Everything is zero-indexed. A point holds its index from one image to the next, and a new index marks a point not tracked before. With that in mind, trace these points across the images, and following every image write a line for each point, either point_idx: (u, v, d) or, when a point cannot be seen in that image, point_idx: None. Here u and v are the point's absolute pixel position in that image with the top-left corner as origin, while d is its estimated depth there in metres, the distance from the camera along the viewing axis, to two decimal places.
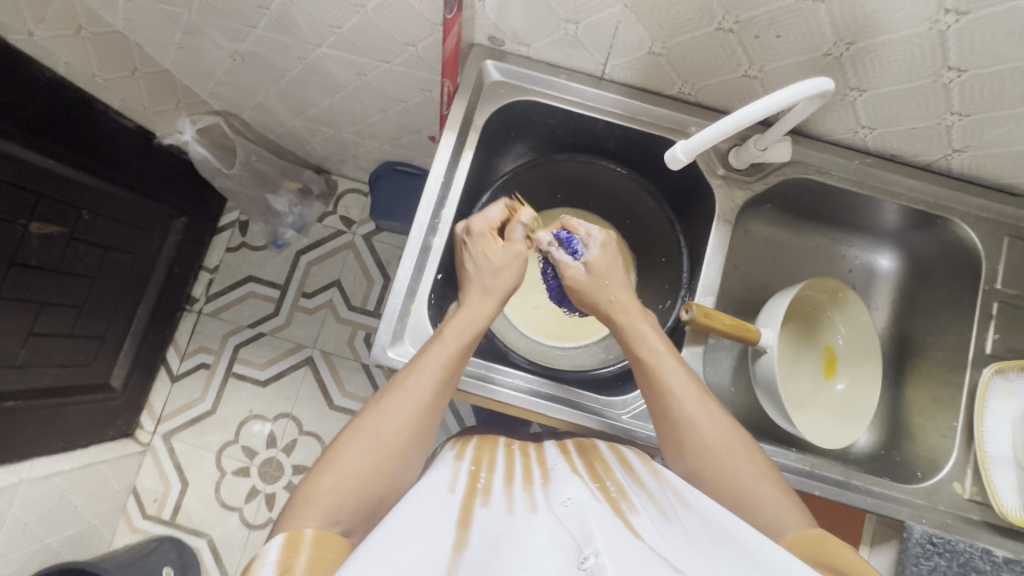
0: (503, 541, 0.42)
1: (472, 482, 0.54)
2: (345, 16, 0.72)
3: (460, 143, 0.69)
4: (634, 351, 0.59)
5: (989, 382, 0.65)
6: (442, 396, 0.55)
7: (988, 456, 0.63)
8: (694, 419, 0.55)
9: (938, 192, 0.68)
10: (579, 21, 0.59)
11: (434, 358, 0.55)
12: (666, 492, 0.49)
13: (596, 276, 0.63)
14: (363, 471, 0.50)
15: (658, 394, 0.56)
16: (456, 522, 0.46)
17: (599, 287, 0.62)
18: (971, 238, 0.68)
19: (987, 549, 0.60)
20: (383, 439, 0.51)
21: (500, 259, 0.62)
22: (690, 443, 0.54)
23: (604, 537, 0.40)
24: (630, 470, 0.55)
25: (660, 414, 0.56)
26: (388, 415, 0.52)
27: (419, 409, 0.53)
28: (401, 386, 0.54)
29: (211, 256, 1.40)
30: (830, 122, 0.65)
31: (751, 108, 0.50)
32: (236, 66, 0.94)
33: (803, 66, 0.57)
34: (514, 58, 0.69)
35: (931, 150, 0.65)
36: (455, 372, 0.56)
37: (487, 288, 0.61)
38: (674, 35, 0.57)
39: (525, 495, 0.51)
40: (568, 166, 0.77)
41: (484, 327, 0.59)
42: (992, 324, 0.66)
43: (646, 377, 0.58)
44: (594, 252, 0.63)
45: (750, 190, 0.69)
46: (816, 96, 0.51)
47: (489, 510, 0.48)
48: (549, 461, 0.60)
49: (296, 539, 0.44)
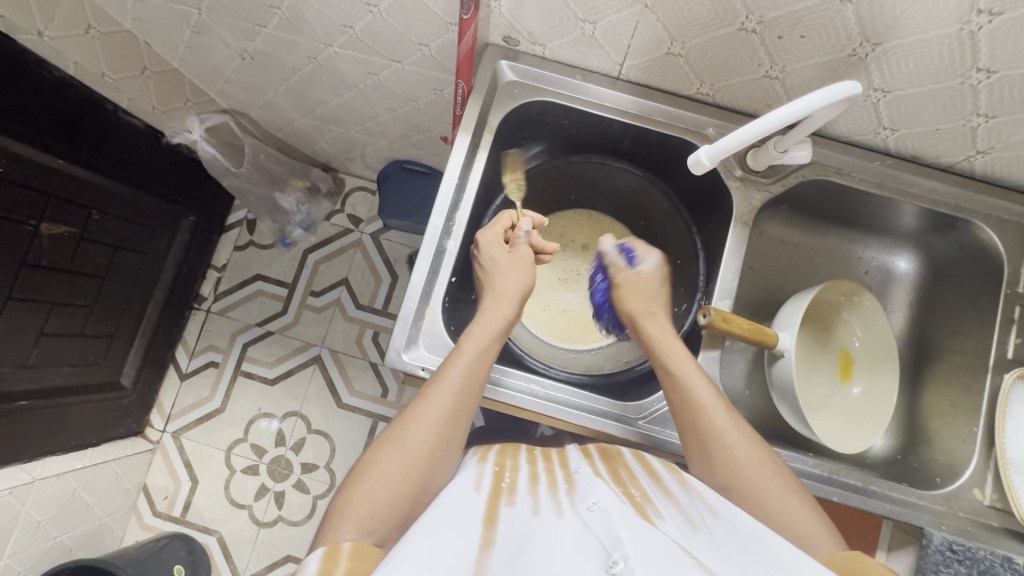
0: (530, 544, 0.42)
1: (497, 482, 0.54)
2: (357, 16, 0.71)
3: (474, 144, 0.68)
4: (665, 368, 0.59)
5: (1011, 387, 0.64)
6: (467, 406, 0.55)
7: (1008, 462, 0.62)
8: (722, 430, 0.55)
9: (959, 195, 0.67)
10: (597, 21, 0.58)
11: (455, 368, 0.55)
12: (694, 499, 0.50)
13: (641, 292, 0.65)
14: (395, 481, 0.49)
15: (688, 409, 0.56)
16: (484, 522, 0.45)
17: (639, 302, 0.65)
18: (993, 241, 0.67)
19: (1007, 557, 0.59)
20: (411, 451, 0.51)
21: (509, 263, 0.62)
22: (719, 455, 0.54)
23: (632, 541, 0.39)
24: (656, 476, 0.54)
25: (689, 430, 0.56)
26: (412, 427, 0.52)
27: (445, 417, 0.53)
28: (423, 398, 0.54)
29: (219, 254, 1.40)
30: (852, 123, 0.64)
31: (768, 116, 0.50)
32: (245, 65, 0.93)
33: (826, 67, 0.55)
34: (529, 58, 0.68)
35: (954, 152, 0.63)
36: (476, 382, 0.56)
37: (502, 293, 0.61)
38: (694, 35, 0.56)
39: (551, 497, 0.51)
40: (582, 168, 0.76)
41: (501, 333, 0.59)
42: (1014, 328, 0.65)
43: (677, 395, 0.58)
44: (649, 265, 0.66)
45: (768, 192, 0.68)
46: (842, 101, 0.50)
47: (515, 509, 0.48)
48: (573, 466, 0.59)
49: (334, 552, 0.43)
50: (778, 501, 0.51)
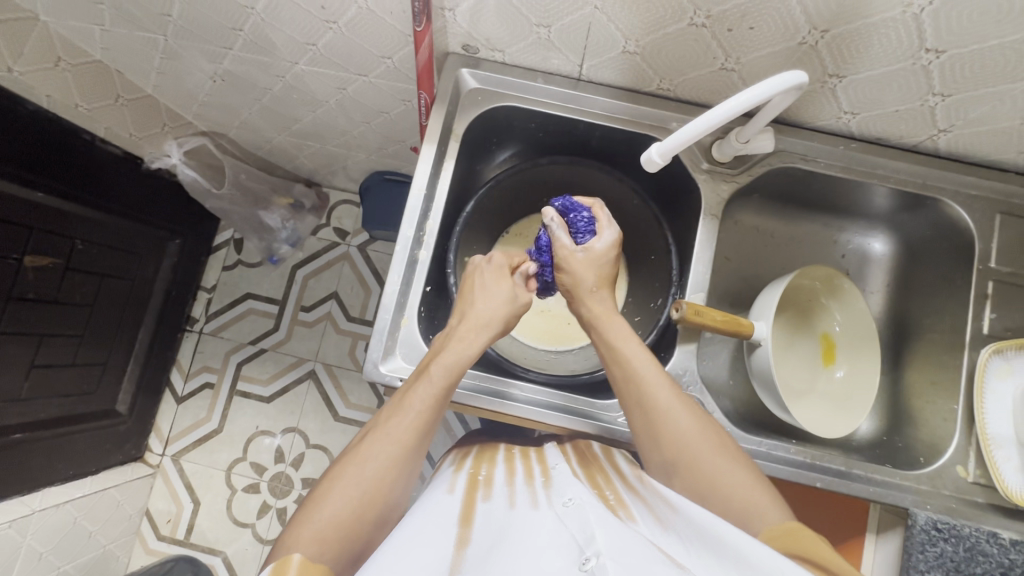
0: (501, 534, 0.47)
1: (474, 477, 0.62)
2: (318, 33, 0.72)
3: (441, 153, 0.68)
4: (609, 346, 0.61)
5: (988, 363, 0.64)
6: (425, 435, 0.56)
7: (989, 438, 0.62)
8: (666, 408, 0.56)
9: (926, 173, 0.67)
10: (551, 24, 0.59)
11: (421, 392, 0.56)
12: (657, 499, 0.50)
13: (586, 262, 0.63)
14: (348, 501, 0.51)
15: (630, 389, 0.58)
16: (459, 518, 0.51)
17: (582, 273, 0.63)
18: (962, 217, 0.67)
19: (993, 532, 0.59)
20: (366, 482, 0.52)
21: (502, 294, 0.63)
22: (663, 432, 0.56)
23: (606, 541, 0.41)
24: (629, 484, 0.56)
25: (636, 415, 0.58)
26: (369, 459, 0.53)
27: (404, 437, 0.54)
28: (383, 428, 0.55)
29: (208, 276, 1.40)
30: (813, 109, 0.64)
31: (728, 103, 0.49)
32: (217, 87, 0.94)
33: (778, 56, 0.56)
34: (490, 64, 0.69)
35: (917, 131, 0.64)
36: (437, 410, 0.56)
37: (482, 321, 0.61)
38: (647, 33, 0.57)
39: (527, 491, 0.56)
40: (551, 170, 0.76)
41: (472, 361, 0.59)
42: (988, 303, 0.65)
43: (620, 373, 0.59)
44: (599, 242, 0.64)
45: (736, 182, 0.68)
46: (791, 90, 0.50)
47: (490, 505, 0.54)
48: (549, 460, 0.64)
49: (282, 567, 0.45)
50: (738, 493, 0.51)
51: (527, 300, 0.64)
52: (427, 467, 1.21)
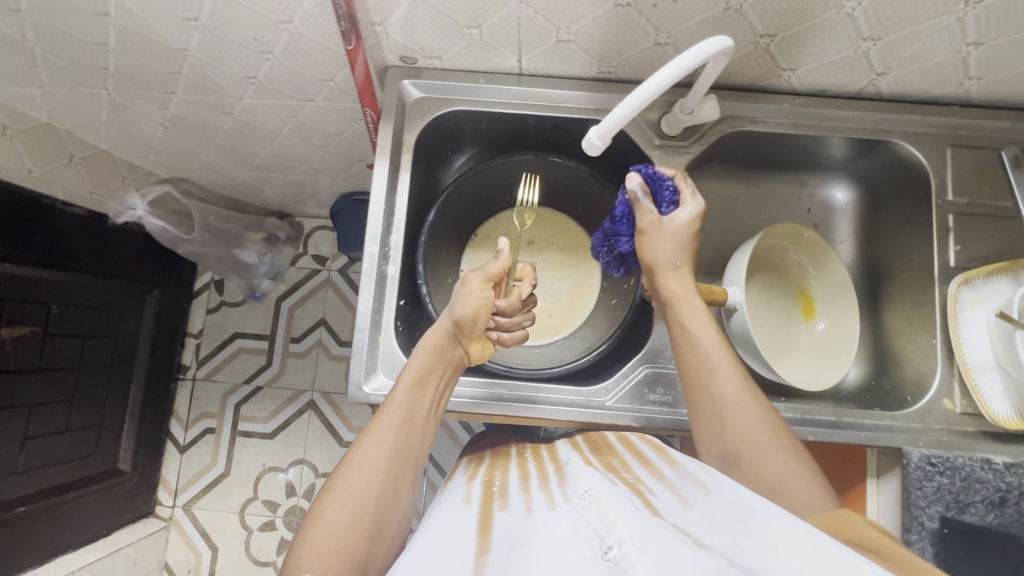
0: (524, 537, 0.48)
1: (489, 489, 0.62)
2: (257, 65, 0.71)
3: (395, 167, 0.68)
4: (681, 330, 0.61)
5: (957, 294, 0.64)
6: (410, 435, 0.58)
7: (970, 367, 0.63)
8: (732, 399, 0.58)
9: (873, 118, 0.68)
10: (481, 24, 0.59)
11: (397, 393, 0.59)
12: (687, 482, 0.51)
13: (659, 250, 0.63)
14: (344, 512, 0.51)
15: (700, 378, 0.59)
16: (479, 529, 0.52)
17: (658, 252, 0.63)
18: (913, 155, 0.68)
19: (986, 459, 0.60)
20: (358, 490, 0.53)
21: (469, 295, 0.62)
22: (730, 425, 0.57)
23: (626, 525, 0.42)
24: (648, 467, 0.56)
25: (699, 400, 0.59)
26: (357, 467, 0.54)
27: (388, 438, 0.56)
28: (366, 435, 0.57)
29: (194, 321, 1.40)
30: (752, 71, 0.65)
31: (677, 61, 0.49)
32: (170, 133, 0.93)
33: (707, 24, 0.56)
34: (431, 73, 0.69)
35: (856, 78, 0.64)
36: (414, 407, 0.59)
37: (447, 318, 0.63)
38: (575, 20, 0.57)
39: (542, 493, 0.58)
40: (510, 168, 0.76)
41: (439, 355, 0.61)
42: (951, 236, 0.66)
43: (691, 362, 0.60)
44: (685, 214, 0.64)
45: (689, 153, 0.69)
46: (720, 56, 0.51)
47: (508, 512, 0.55)
48: (563, 458, 0.66)
49: None
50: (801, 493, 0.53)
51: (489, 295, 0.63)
52: (438, 478, 1.21)
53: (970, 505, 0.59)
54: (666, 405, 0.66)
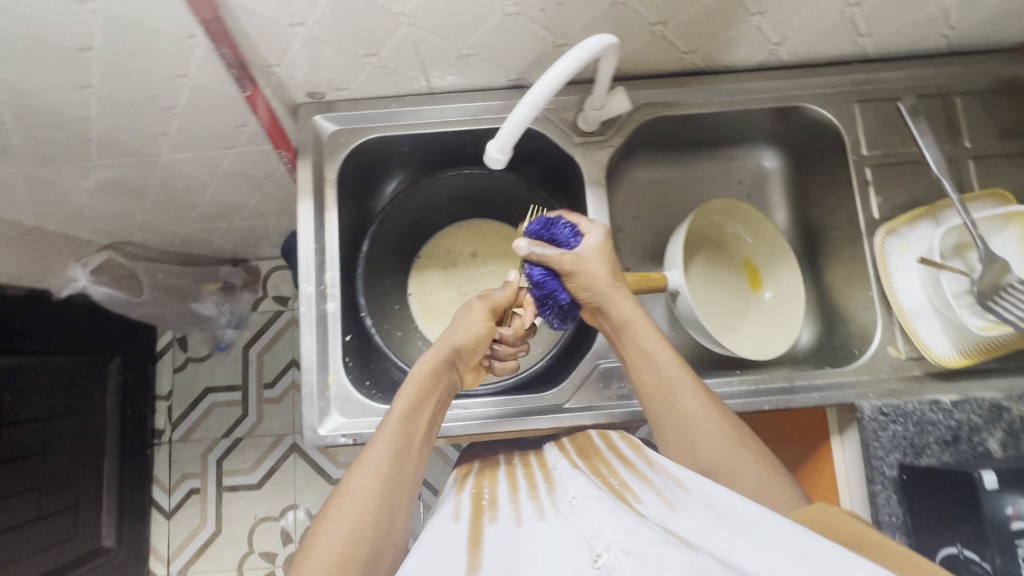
0: (513, 549, 0.47)
1: (479, 501, 0.61)
2: (166, 121, 0.70)
3: (320, 204, 0.67)
4: (643, 351, 0.61)
5: (885, 245, 0.66)
6: (407, 464, 0.56)
7: (907, 313, 0.64)
8: (696, 416, 0.59)
9: (780, 86, 0.70)
10: (379, 51, 0.59)
11: (390, 423, 0.57)
12: (667, 480, 0.53)
13: (591, 283, 0.61)
14: (337, 546, 0.51)
15: (665, 399, 0.60)
16: (469, 546, 0.50)
17: (596, 284, 0.61)
18: (825, 116, 0.70)
19: (934, 400, 0.62)
20: (350, 523, 0.52)
21: (468, 322, 0.61)
22: (699, 442, 0.58)
23: (614, 529, 0.42)
24: (631, 470, 0.57)
25: (665, 424, 0.60)
26: (349, 498, 0.53)
27: (381, 469, 0.55)
28: (359, 465, 0.56)
29: (162, 383, 1.36)
30: (656, 58, 0.66)
31: (552, 73, 0.49)
32: (97, 200, 0.91)
33: (598, 20, 0.57)
34: (343, 104, 0.68)
35: (757, 50, 0.66)
36: (409, 436, 0.57)
37: (443, 345, 0.62)
38: (470, 34, 0.57)
39: (531, 502, 0.57)
40: (441, 186, 0.76)
41: (432, 384, 0.60)
42: (871, 189, 0.68)
43: (655, 385, 0.60)
44: (594, 239, 0.62)
45: (610, 146, 0.69)
46: (609, 51, 0.51)
47: (498, 526, 0.54)
48: (551, 463, 0.65)
49: None
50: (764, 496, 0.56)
51: (490, 328, 0.61)
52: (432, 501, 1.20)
53: (926, 448, 0.60)
54: (623, 398, 0.67)
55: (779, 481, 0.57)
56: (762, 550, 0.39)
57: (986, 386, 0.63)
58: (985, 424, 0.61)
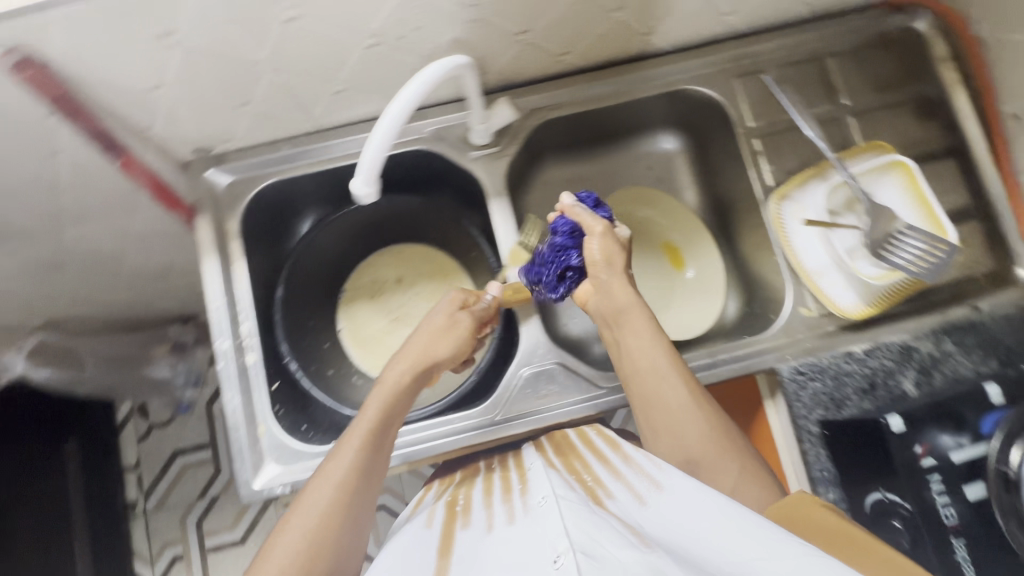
0: (486, 556, 0.44)
1: (453, 508, 0.58)
2: (57, 200, 0.68)
3: (226, 257, 0.67)
4: (635, 335, 0.61)
5: (781, 210, 0.68)
6: (375, 469, 0.55)
7: (811, 272, 0.67)
8: (684, 405, 0.58)
9: (662, 71, 0.72)
10: (252, 99, 0.59)
11: (358, 427, 0.57)
12: (640, 472, 0.50)
13: (606, 254, 0.63)
14: (295, 552, 0.50)
15: (651, 384, 0.59)
16: (440, 553, 0.48)
17: (613, 257, 0.63)
18: (709, 94, 0.72)
19: (847, 352, 0.64)
20: (311, 529, 0.51)
21: (444, 324, 0.64)
22: (685, 430, 0.57)
23: (577, 529, 0.40)
24: (606, 461, 0.53)
25: (651, 410, 0.58)
26: (311, 503, 0.52)
27: (346, 475, 0.53)
28: (323, 469, 0.55)
29: (128, 454, 1.33)
30: (534, 64, 0.67)
31: (406, 91, 0.47)
32: (13, 285, 0.88)
33: (461, 38, 0.58)
34: (234, 155, 0.68)
35: (630, 42, 0.67)
36: (379, 443, 0.56)
37: (422, 347, 0.63)
38: (337, 70, 0.57)
39: (504, 506, 0.53)
40: (351, 219, 0.75)
41: (405, 390, 0.60)
42: (762, 158, 0.70)
43: (643, 369, 0.59)
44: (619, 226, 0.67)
45: (506, 155, 0.70)
46: (461, 71, 0.51)
47: (470, 531, 0.51)
48: (527, 461, 0.61)
49: None
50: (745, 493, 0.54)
51: (470, 328, 0.64)
52: None
53: (846, 399, 0.62)
54: (553, 397, 0.65)
55: (760, 467, 0.56)
56: (721, 542, 0.39)
57: (897, 329, 0.65)
58: (897, 367, 0.63)
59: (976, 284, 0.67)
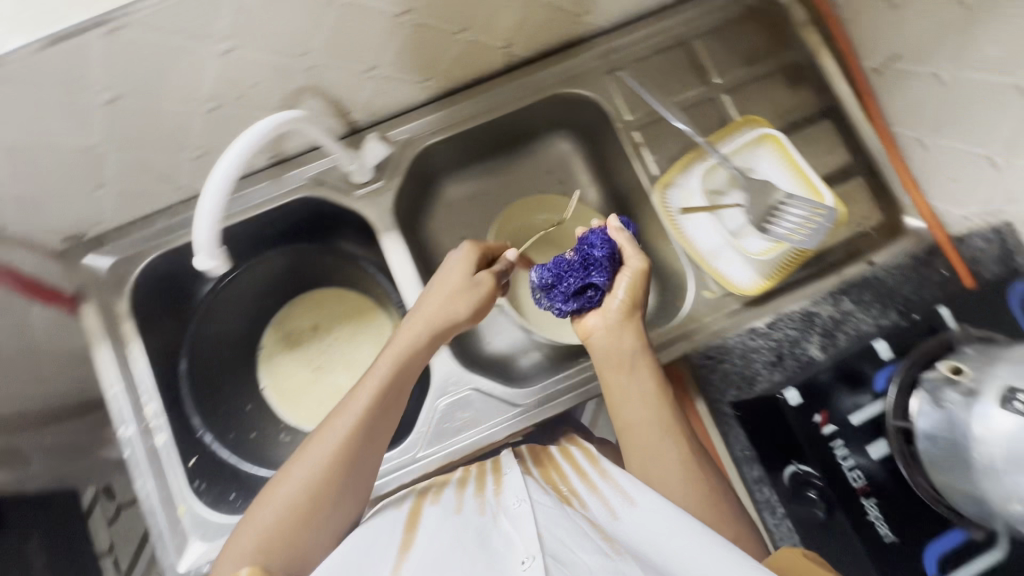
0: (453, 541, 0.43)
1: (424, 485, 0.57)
2: None
3: (119, 339, 0.65)
4: (642, 380, 0.57)
5: (667, 199, 0.69)
6: (378, 430, 0.54)
7: (705, 255, 0.67)
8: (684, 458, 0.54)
9: (532, 79, 0.72)
10: (107, 179, 0.58)
11: (363, 389, 0.55)
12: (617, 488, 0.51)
13: (632, 293, 0.60)
14: (285, 507, 0.49)
15: (654, 432, 0.55)
16: (405, 531, 0.47)
17: (634, 296, 0.60)
18: (583, 94, 0.72)
19: (751, 329, 0.64)
20: (305, 486, 0.50)
21: (462, 277, 0.60)
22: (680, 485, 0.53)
23: (550, 536, 0.42)
24: (583, 475, 0.54)
25: (648, 459, 0.54)
26: (305, 463, 0.51)
27: (342, 438, 0.52)
28: (324, 429, 0.53)
29: None
30: (399, 95, 0.66)
31: (214, 176, 0.47)
32: None
33: (307, 85, 0.58)
34: (113, 235, 0.66)
35: (491, 57, 0.67)
36: (384, 407, 0.54)
37: (428, 308, 0.59)
38: (186, 138, 0.57)
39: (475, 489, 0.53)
40: (249, 277, 0.73)
41: (415, 351, 0.57)
42: (644, 150, 0.71)
43: (651, 416, 0.56)
44: None
45: (391, 189, 0.69)
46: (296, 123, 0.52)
47: (438, 507, 0.51)
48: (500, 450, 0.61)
49: None
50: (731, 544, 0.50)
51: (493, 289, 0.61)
52: None
53: (757, 376, 0.62)
54: (471, 424, 0.65)
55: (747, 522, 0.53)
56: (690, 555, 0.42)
57: (797, 298, 0.66)
58: (801, 334, 0.63)
59: (867, 239, 0.68)
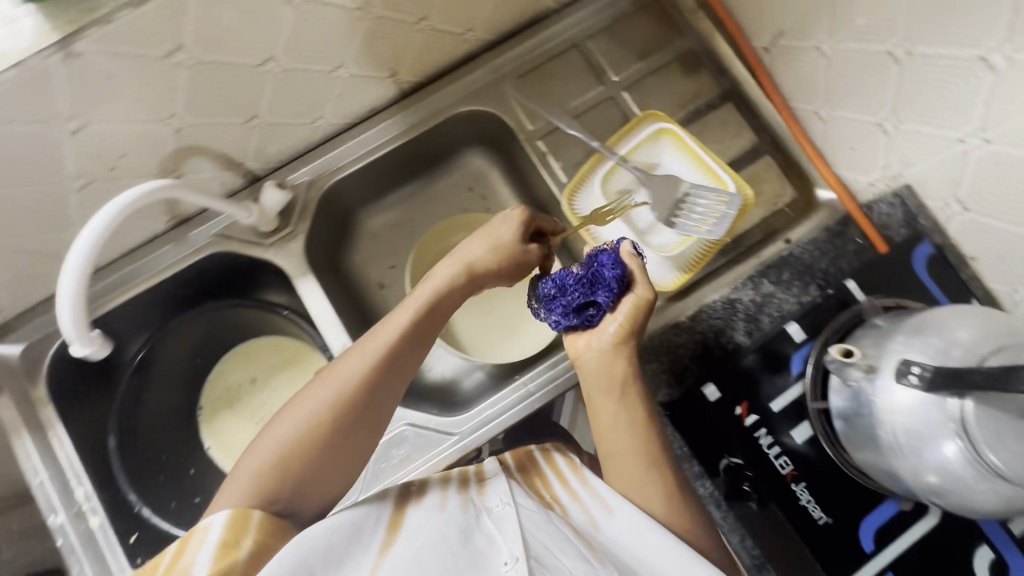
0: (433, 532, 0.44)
1: None
2: None
3: (39, 425, 0.64)
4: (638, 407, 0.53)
5: (577, 206, 0.68)
6: (397, 379, 0.52)
7: None
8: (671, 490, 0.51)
9: (428, 102, 0.71)
10: None
11: (388, 329, 0.53)
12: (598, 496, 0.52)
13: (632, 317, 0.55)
14: (301, 425, 0.48)
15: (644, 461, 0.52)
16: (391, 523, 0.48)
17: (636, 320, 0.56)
18: (481, 109, 0.72)
19: (675, 324, 0.62)
20: (321, 415, 0.49)
21: (507, 229, 0.59)
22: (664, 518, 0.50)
23: (535, 538, 0.45)
24: (566, 482, 0.53)
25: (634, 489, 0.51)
26: (323, 391, 0.50)
27: (362, 377, 0.50)
28: (351, 354, 0.52)
29: None
30: (289, 137, 0.66)
31: (76, 253, 0.50)
32: None
33: (184, 144, 0.58)
34: (22, 320, 0.65)
35: (379, 87, 0.67)
36: (408, 356, 0.53)
37: (471, 258, 0.58)
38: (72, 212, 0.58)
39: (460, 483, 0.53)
40: (172, 342, 0.71)
41: (442, 309, 0.56)
42: (549, 159, 0.70)
43: (641, 442, 0.52)
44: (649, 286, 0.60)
45: (299, 233, 0.69)
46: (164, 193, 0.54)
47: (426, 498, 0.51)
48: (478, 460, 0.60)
49: (242, 520, 0.43)
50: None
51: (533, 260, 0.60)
52: None
53: (684, 372, 0.60)
54: (409, 460, 0.64)
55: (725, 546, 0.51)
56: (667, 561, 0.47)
57: (718, 287, 0.64)
58: (726, 323, 0.61)
59: (783, 217, 0.67)
